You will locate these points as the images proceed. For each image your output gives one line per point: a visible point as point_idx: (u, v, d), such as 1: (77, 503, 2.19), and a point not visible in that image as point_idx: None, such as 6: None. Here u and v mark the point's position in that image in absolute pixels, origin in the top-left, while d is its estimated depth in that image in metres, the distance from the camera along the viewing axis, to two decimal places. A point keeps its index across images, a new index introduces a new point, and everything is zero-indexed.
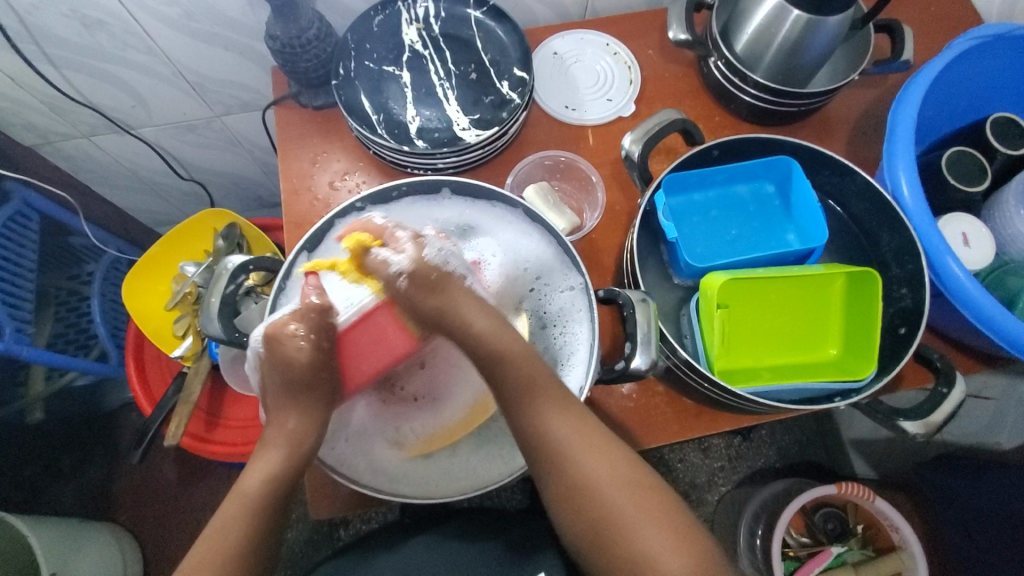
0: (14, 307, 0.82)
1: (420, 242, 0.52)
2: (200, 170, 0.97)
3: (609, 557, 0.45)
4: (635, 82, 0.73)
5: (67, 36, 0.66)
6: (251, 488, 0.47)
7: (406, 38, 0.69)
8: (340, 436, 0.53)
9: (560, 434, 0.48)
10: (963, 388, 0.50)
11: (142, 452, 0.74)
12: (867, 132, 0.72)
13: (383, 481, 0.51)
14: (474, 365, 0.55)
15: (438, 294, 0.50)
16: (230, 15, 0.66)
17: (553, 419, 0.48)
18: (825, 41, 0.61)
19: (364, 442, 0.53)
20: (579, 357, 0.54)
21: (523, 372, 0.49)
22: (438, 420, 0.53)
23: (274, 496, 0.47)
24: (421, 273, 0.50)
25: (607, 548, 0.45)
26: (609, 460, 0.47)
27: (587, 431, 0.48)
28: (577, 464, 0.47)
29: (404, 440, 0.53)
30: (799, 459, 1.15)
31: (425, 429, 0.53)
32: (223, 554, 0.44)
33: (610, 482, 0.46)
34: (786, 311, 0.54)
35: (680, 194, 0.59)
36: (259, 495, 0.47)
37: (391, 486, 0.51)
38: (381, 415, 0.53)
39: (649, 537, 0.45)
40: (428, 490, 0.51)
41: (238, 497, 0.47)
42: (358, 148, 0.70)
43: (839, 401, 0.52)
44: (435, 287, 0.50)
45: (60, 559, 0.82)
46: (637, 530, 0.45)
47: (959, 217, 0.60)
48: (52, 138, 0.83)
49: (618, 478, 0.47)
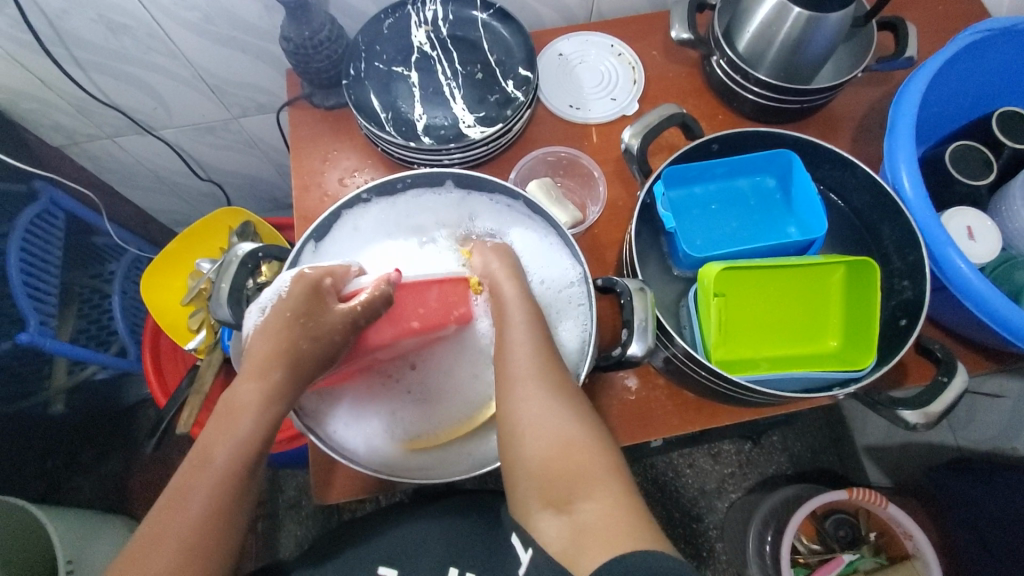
0: (39, 301, 0.85)
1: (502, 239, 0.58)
2: (219, 172, 1.00)
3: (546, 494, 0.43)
4: (639, 81, 0.74)
5: (95, 40, 0.70)
6: (216, 453, 0.43)
7: (415, 39, 0.71)
8: (337, 424, 0.53)
9: (517, 385, 0.47)
10: (964, 377, 0.50)
11: (156, 441, 0.76)
12: (872, 129, 0.72)
13: (385, 464, 0.52)
14: (467, 371, 0.56)
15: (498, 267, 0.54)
16: (246, 19, 0.69)
17: (520, 380, 0.47)
18: (826, 38, 0.61)
19: (356, 423, 0.54)
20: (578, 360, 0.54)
21: (510, 324, 0.50)
22: (431, 419, 0.55)
23: (247, 463, 0.43)
24: (499, 253, 0.55)
25: (545, 486, 0.43)
26: (563, 420, 0.45)
27: (547, 385, 0.47)
28: (525, 417, 0.46)
29: (401, 431, 0.54)
30: (811, 465, 1.14)
31: (418, 426, 0.55)
32: (183, 534, 0.40)
33: (550, 434, 0.45)
34: (785, 301, 0.54)
35: (680, 187, 0.60)
36: (230, 461, 0.43)
37: (390, 470, 0.52)
38: (385, 397, 0.55)
39: (587, 508, 0.41)
40: (432, 472, 0.52)
41: (204, 465, 0.42)
42: (368, 146, 0.72)
43: (838, 390, 0.52)
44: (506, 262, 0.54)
45: (76, 548, 0.84)
46: (579, 463, 0.43)
47: (963, 211, 0.59)
48: (78, 139, 0.87)
49: (565, 433, 0.44)
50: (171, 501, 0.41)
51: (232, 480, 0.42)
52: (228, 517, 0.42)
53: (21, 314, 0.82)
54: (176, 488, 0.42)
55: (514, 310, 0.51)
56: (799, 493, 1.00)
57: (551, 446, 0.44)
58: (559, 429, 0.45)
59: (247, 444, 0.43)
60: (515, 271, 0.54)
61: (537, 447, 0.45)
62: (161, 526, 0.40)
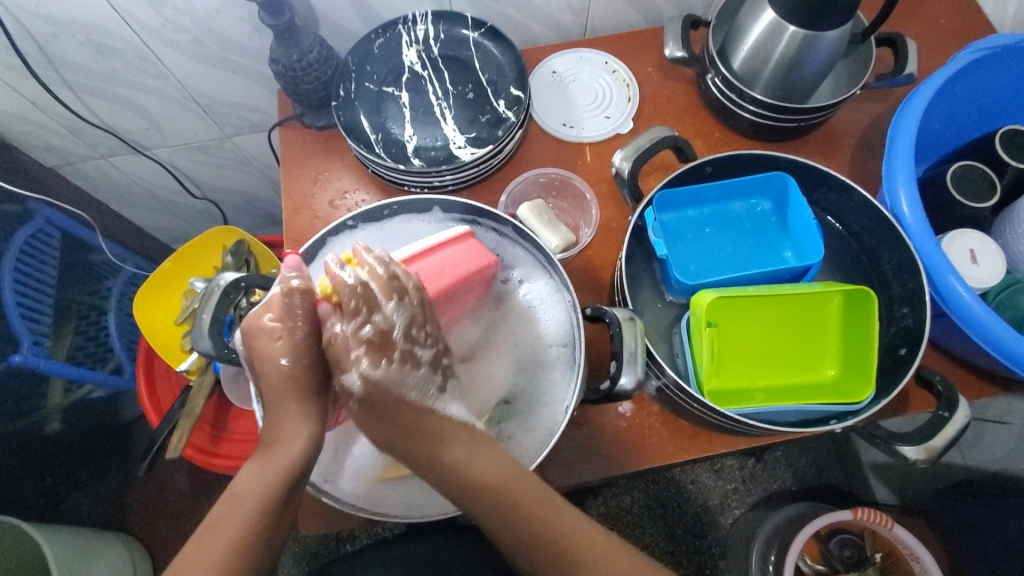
0: (33, 321, 0.85)
1: (385, 332, 0.48)
2: (214, 190, 1.00)
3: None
4: (634, 99, 0.73)
5: (85, 63, 0.70)
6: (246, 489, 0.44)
7: (406, 59, 0.70)
8: (346, 470, 0.53)
9: (561, 547, 0.45)
10: (966, 411, 0.48)
11: (148, 464, 0.73)
12: (872, 148, 0.70)
13: (403, 501, 0.51)
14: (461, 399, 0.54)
15: (394, 421, 0.48)
16: (237, 41, 0.68)
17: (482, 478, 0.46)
18: (823, 56, 0.60)
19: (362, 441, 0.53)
20: (559, 389, 0.53)
21: (504, 488, 0.46)
22: None
23: (276, 502, 0.44)
24: (374, 395, 0.49)
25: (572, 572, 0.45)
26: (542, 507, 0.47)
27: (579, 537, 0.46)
28: (589, 569, 0.45)
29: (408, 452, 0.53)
30: (817, 482, 1.11)
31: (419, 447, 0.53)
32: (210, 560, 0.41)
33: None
34: (779, 329, 0.53)
35: (672, 211, 0.59)
36: (259, 500, 0.43)
37: (413, 510, 0.51)
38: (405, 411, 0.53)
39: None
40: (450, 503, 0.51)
41: (235, 498, 0.43)
42: (359, 166, 0.71)
43: (835, 423, 0.50)
44: (387, 415, 0.49)
45: (71, 565, 0.83)
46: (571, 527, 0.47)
47: (965, 233, 0.58)
48: (73, 159, 0.87)
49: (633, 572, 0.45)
50: (211, 532, 0.42)
51: (261, 515, 0.43)
52: (257, 543, 0.42)
53: (15, 335, 0.81)
54: (208, 525, 0.43)
55: (481, 469, 0.47)
56: (803, 511, 0.98)
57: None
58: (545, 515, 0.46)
59: (274, 485, 0.44)
60: (415, 412, 0.49)
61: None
62: (194, 558, 0.41)
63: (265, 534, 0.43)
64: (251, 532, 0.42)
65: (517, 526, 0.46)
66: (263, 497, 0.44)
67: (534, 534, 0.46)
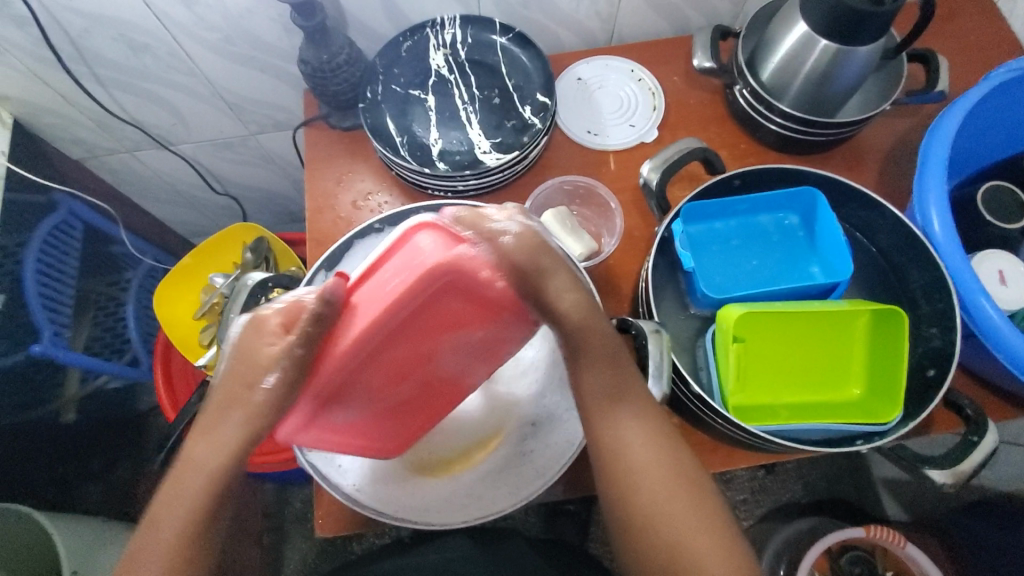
0: (53, 310, 0.85)
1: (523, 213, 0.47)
2: (235, 185, 1.01)
3: (651, 527, 0.41)
4: (659, 108, 0.73)
5: (115, 57, 0.70)
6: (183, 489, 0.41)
7: (433, 62, 0.70)
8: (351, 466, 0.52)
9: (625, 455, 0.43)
10: (994, 437, 0.48)
11: (163, 458, 0.74)
12: (900, 164, 0.69)
13: (418, 503, 0.52)
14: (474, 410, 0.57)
15: (536, 271, 0.43)
16: (266, 40, 0.69)
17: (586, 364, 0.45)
18: (855, 71, 0.59)
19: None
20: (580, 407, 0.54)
21: (602, 374, 0.45)
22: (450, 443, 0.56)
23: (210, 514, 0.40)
24: (523, 250, 0.42)
25: (643, 516, 0.41)
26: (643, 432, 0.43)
27: (655, 449, 0.43)
28: (643, 494, 0.42)
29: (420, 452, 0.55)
30: (827, 495, 1.09)
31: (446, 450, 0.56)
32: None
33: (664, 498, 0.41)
34: (806, 345, 0.53)
35: (699, 222, 0.59)
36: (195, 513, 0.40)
37: (425, 518, 0.51)
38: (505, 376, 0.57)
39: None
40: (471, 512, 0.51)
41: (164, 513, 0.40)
42: (383, 168, 0.71)
43: (861, 444, 0.50)
44: (533, 268, 0.43)
45: (81, 555, 0.83)
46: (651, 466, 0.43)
47: (994, 254, 0.57)
48: (98, 152, 0.88)
49: (686, 501, 0.41)
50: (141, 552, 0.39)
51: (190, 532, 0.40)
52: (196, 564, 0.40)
53: (36, 324, 0.82)
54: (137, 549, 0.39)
55: (587, 332, 0.45)
56: (814, 526, 0.96)
57: (667, 517, 0.41)
58: (644, 436, 0.43)
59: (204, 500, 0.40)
60: (559, 266, 0.44)
61: (653, 512, 0.41)
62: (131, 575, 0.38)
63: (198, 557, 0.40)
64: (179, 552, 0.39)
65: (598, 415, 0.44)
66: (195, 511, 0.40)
67: (610, 432, 0.44)
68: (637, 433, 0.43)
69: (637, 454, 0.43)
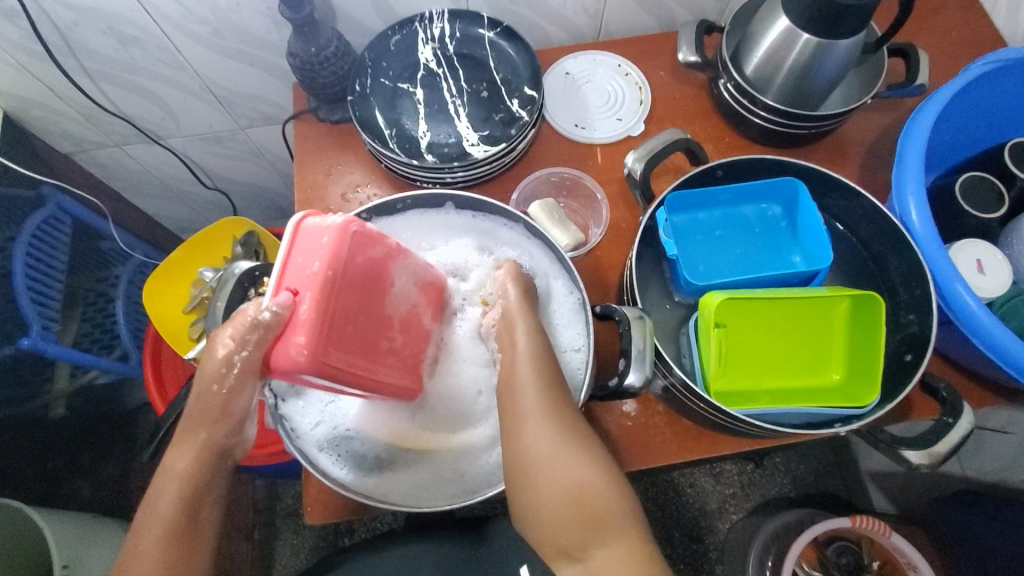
0: (43, 305, 0.85)
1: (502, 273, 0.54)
2: (225, 180, 1.01)
3: (528, 480, 0.44)
4: (646, 102, 0.74)
5: (104, 50, 0.70)
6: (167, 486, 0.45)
7: (422, 56, 0.71)
8: (326, 451, 0.53)
9: (532, 413, 0.45)
10: (970, 419, 0.49)
11: (153, 451, 0.73)
12: (881, 156, 0.71)
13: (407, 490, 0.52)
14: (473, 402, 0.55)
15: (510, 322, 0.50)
16: (255, 33, 0.69)
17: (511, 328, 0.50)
18: (836, 64, 0.60)
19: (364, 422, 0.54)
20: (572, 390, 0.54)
21: (519, 358, 0.48)
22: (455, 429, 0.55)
23: (194, 491, 0.46)
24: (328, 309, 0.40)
25: (526, 473, 0.44)
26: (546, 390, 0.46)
27: (560, 428, 0.45)
28: (537, 452, 0.44)
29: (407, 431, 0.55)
30: (814, 489, 1.12)
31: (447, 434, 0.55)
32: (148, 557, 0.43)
33: (557, 460, 0.43)
34: (788, 332, 0.54)
35: (683, 212, 0.59)
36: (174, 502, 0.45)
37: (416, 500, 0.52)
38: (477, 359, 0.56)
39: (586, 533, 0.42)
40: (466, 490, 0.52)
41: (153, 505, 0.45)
42: (372, 161, 0.72)
43: (839, 426, 0.51)
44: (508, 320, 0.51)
45: (71, 551, 0.83)
46: (541, 424, 0.45)
47: (972, 243, 0.58)
48: (87, 146, 0.88)
49: (575, 468, 0.43)
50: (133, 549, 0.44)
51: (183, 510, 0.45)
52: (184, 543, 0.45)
53: (25, 318, 0.82)
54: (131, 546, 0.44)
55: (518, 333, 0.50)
56: (802, 518, 0.97)
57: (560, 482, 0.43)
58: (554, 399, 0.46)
59: (186, 477, 0.46)
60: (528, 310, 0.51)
61: (542, 457, 0.44)
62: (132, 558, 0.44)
63: (188, 532, 0.45)
64: (178, 508, 0.45)
65: (512, 379, 0.47)
66: (193, 464, 0.46)
67: (522, 395, 0.46)
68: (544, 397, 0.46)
69: (545, 418, 0.45)
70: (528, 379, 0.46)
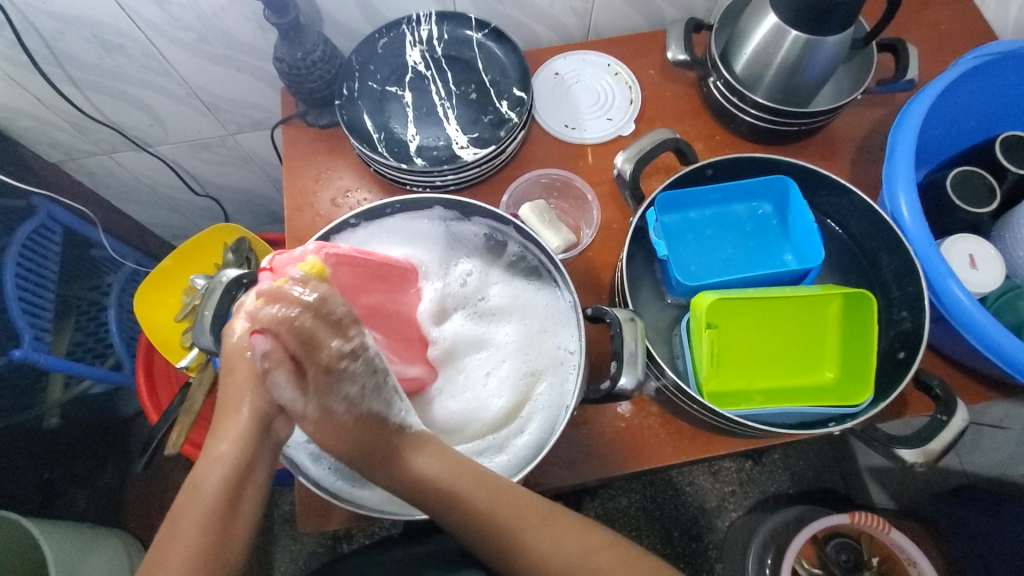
0: (33, 316, 0.84)
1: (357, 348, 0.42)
2: (215, 187, 1.01)
3: None
4: (636, 101, 0.74)
5: (90, 59, 0.70)
6: (203, 481, 0.39)
7: (410, 59, 0.70)
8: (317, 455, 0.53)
9: (552, 555, 0.44)
10: (964, 416, 0.49)
11: (146, 461, 0.72)
12: (872, 152, 0.70)
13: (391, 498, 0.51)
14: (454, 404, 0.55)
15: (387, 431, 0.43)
16: (241, 38, 0.69)
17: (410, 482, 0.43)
18: (825, 61, 0.60)
19: None
20: (555, 394, 0.55)
21: (479, 507, 0.43)
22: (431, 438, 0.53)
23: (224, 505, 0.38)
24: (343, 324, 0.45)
25: None
26: (540, 527, 0.44)
27: (583, 540, 0.44)
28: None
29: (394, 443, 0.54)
30: (814, 485, 1.12)
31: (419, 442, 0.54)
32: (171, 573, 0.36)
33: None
34: (780, 331, 0.53)
35: (674, 212, 0.59)
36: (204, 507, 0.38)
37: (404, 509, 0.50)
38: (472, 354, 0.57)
39: None
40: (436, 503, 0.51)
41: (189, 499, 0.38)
42: (362, 165, 0.71)
43: (833, 426, 0.51)
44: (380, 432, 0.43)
45: (68, 562, 0.82)
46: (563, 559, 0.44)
47: (965, 238, 0.58)
48: (75, 155, 0.87)
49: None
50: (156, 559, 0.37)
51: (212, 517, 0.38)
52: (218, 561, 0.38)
53: (16, 330, 0.81)
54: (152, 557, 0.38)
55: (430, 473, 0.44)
56: (800, 515, 0.97)
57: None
58: (552, 533, 0.44)
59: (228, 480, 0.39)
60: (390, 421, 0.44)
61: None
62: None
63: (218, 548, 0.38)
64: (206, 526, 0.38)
65: (498, 532, 0.44)
66: (220, 487, 0.39)
67: (524, 545, 0.43)
68: (547, 538, 0.44)
69: (562, 551, 0.44)
70: (518, 522, 0.44)
